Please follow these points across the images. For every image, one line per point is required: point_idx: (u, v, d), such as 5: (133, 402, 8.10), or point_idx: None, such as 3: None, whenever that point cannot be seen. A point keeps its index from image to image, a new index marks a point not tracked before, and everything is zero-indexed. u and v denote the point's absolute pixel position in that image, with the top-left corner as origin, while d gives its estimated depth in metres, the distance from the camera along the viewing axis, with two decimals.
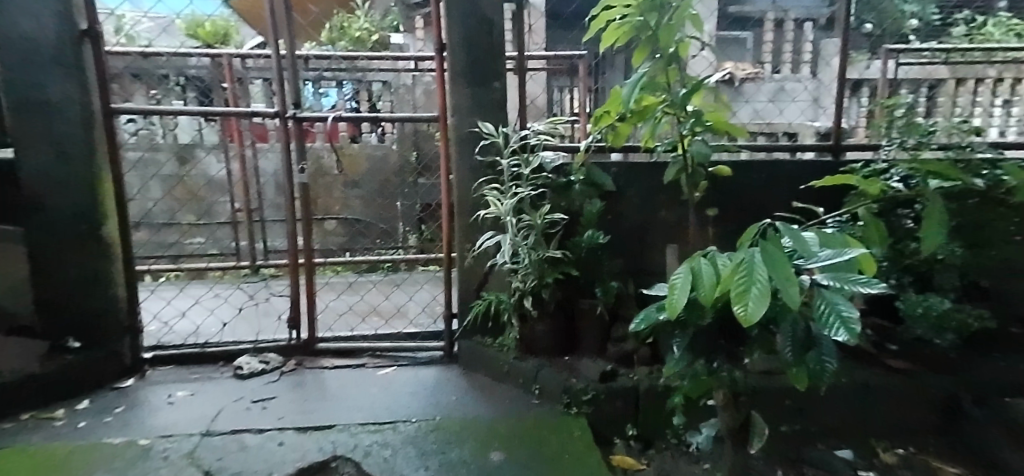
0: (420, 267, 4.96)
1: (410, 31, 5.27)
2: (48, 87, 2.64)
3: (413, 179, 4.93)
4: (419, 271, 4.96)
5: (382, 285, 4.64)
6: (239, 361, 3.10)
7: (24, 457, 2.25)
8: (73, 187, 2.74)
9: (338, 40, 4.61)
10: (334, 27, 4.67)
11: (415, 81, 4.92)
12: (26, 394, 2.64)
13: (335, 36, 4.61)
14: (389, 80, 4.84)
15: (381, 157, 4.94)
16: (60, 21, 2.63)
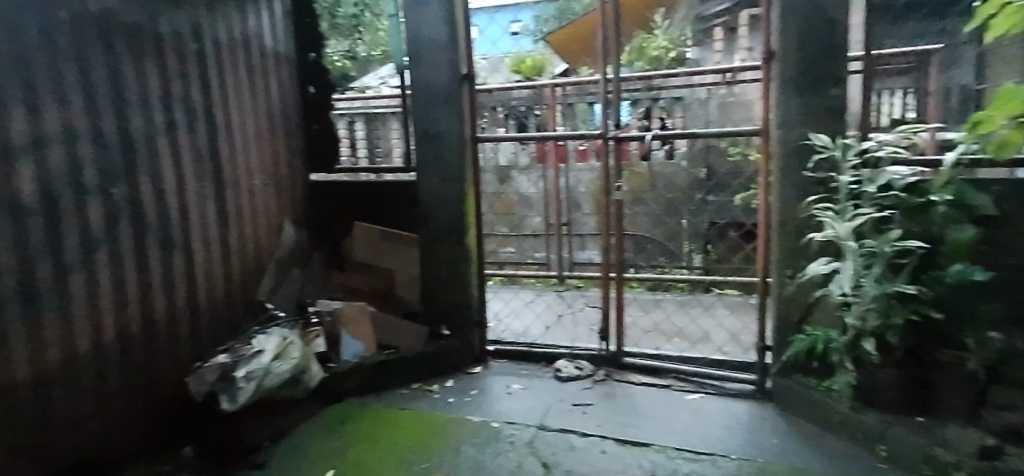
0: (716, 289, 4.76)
1: None
2: (439, 121, 3.31)
3: (705, 196, 4.81)
4: (713, 293, 4.76)
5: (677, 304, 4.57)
6: (559, 364, 3.39)
7: (413, 420, 2.82)
8: (449, 201, 3.38)
9: (636, 60, 4.78)
10: (633, 49, 4.82)
11: (710, 94, 4.73)
12: (417, 367, 3.30)
13: (633, 57, 4.80)
14: (684, 96, 4.72)
15: (671, 174, 4.88)
16: (449, 67, 3.26)
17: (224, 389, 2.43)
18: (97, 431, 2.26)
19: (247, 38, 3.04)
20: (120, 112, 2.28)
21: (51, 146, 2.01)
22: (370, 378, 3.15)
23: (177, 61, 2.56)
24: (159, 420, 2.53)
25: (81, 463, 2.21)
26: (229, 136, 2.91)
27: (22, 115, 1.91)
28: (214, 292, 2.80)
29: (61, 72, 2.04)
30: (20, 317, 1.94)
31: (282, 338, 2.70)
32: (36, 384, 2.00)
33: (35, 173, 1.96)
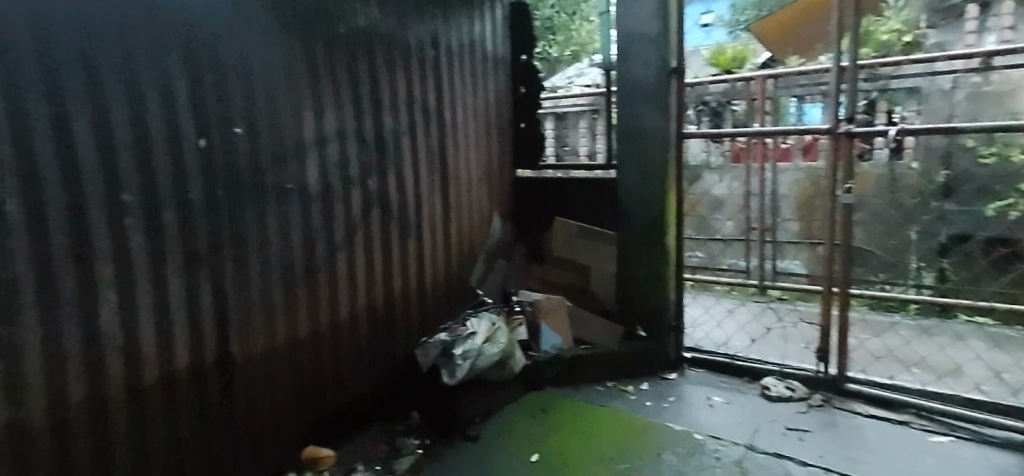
0: (958, 314, 4.05)
1: (947, 28, 4.50)
2: (646, 117, 3.23)
3: (943, 204, 4.14)
4: (954, 318, 4.06)
5: (906, 327, 3.96)
6: (766, 382, 3.12)
7: (613, 419, 2.79)
8: (652, 200, 3.28)
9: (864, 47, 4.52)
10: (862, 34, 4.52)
11: (957, 84, 4.03)
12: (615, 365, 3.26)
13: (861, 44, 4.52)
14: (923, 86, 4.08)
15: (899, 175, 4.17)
16: (659, 61, 3.16)
17: (445, 364, 2.66)
18: (352, 389, 2.58)
19: (472, 43, 3.24)
20: (376, 114, 2.57)
21: (330, 144, 2.35)
22: (568, 371, 3.18)
23: (419, 68, 2.81)
24: (395, 388, 2.81)
25: (338, 417, 2.52)
26: (456, 134, 3.14)
27: (311, 117, 2.26)
28: (437, 277, 3.05)
29: (338, 81, 2.37)
30: (306, 289, 2.29)
31: (492, 322, 2.84)
32: (312, 341, 2.35)
33: (319, 166, 2.31)
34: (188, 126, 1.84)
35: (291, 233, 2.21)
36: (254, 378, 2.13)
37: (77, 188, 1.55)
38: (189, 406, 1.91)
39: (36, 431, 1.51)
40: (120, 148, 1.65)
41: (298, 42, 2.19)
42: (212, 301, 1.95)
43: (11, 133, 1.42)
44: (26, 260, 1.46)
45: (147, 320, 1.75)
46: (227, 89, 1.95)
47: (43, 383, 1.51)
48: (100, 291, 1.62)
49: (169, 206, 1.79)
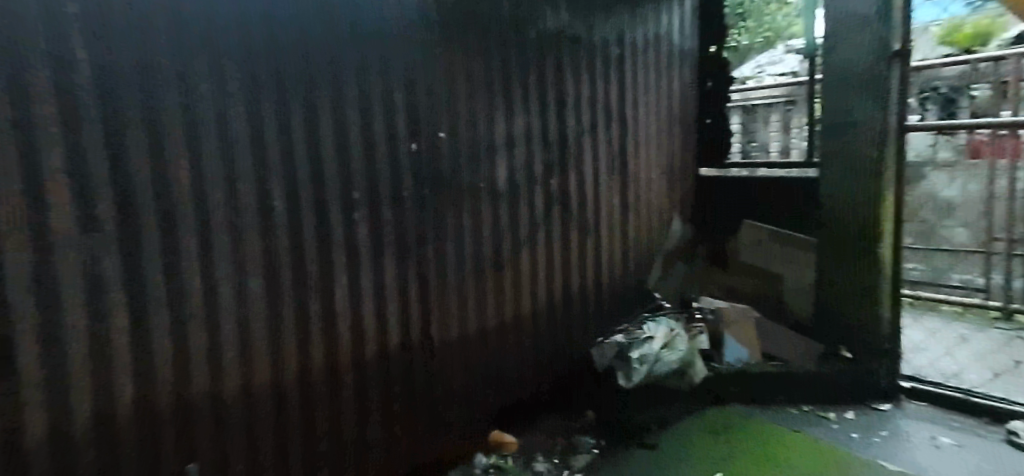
0: None
1: None
2: (859, 109, 2.85)
3: None
4: None
5: None
6: (1014, 426, 2.58)
7: (812, 448, 2.51)
8: (862, 203, 2.89)
9: None
10: None
11: None
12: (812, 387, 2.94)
13: None
14: None
15: None
16: (879, 45, 2.77)
17: (621, 366, 2.63)
18: (534, 383, 2.63)
19: (658, 38, 3.11)
20: (560, 115, 2.59)
21: (517, 145, 2.41)
22: (757, 388, 2.94)
23: (604, 67, 2.77)
24: (571, 384, 2.78)
25: (521, 408, 2.59)
26: (640, 134, 3.05)
27: (503, 121, 2.34)
28: (613, 276, 2.99)
29: (528, 82, 2.43)
30: (493, 282, 2.39)
31: (670, 329, 2.77)
32: (497, 330, 2.43)
33: (509, 167, 2.39)
34: (403, 132, 2.03)
35: (482, 229, 2.32)
36: (449, 362, 2.27)
37: (321, 186, 1.82)
38: (397, 381, 2.09)
39: (289, 388, 1.79)
40: (352, 152, 1.89)
41: (494, 47, 2.29)
42: (417, 290, 2.13)
43: (280, 141, 1.71)
44: (286, 247, 1.75)
45: (369, 305, 1.99)
46: (435, 96, 2.11)
47: (295, 350, 1.80)
48: (336, 276, 1.89)
49: (387, 203, 2.00)
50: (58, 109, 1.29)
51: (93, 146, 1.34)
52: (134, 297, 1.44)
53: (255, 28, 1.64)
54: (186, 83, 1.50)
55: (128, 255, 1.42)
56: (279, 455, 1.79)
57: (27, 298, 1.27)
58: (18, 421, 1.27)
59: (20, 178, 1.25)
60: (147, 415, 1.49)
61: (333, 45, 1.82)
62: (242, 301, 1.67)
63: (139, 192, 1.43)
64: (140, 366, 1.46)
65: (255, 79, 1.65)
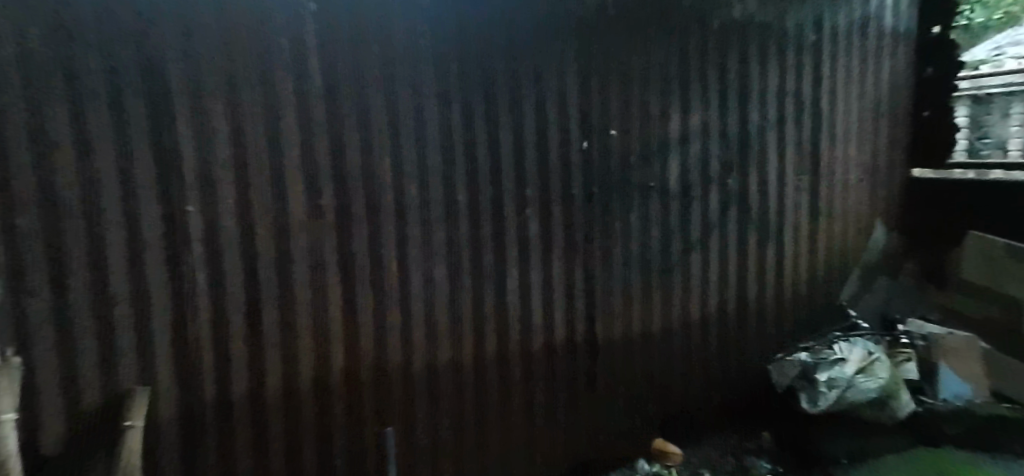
0: None
1: None
2: None
3: None
4: None
5: None
6: None
7: None
8: None
9: None
10: None
11: None
12: None
13: None
14: None
15: None
16: None
17: (805, 388, 2.30)
18: (703, 392, 2.45)
19: (864, 20, 2.70)
20: (742, 110, 2.36)
21: (693, 141, 2.24)
22: (987, 433, 2.41)
23: (796, 57, 2.48)
24: (747, 402, 2.57)
25: (687, 418, 2.42)
26: (841, 127, 2.68)
27: (678, 116, 2.20)
28: (797, 286, 2.65)
29: (706, 75, 2.25)
30: (661, 288, 2.25)
31: (868, 351, 2.35)
32: (664, 338, 2.30)
33: (682, 165, 2.23)
34: (576, 131, 2.02)
35: (650, 231, 2.19)
36: (614, 366, 2.21)
37: (497, 183, 1.93)
38: (563, 379, 2.12)
39: (466, 367, 1.96)
40: (527, 151, 1.96)
41: (672, 40, 2.16)
42: (584, 289, 2.11)
43: (465, 141, 1.87)
44: (466, 239, 1.91)
45: (536, 299, 2.03)
46: (609, 92, 2.06)
47: (471, 335, 1.96)
48: (507, 268, 1.98)
49: (557, 201, 2.02)
50: (296, 118, 1.66)
51: (319, 148, 1.69)
52: (344, 271, 1.76)
53: (447, 35, 1.82)
54: (391, 91, 1.76)
55: (342, 237, 1.75)
56: (456, 432, 1.97)
57: (270, 265, 1.68)
58: (261, 356, 1.70)
59: (269, 181, 1.66)
60: (353, 375, 1.82)
61: (515, 46, 1.91)
62: (428, 287, 1.88)
63: (353, 188, 1.74)
64: (347, 327, 1.79)
65: (446, 82, 1.83)
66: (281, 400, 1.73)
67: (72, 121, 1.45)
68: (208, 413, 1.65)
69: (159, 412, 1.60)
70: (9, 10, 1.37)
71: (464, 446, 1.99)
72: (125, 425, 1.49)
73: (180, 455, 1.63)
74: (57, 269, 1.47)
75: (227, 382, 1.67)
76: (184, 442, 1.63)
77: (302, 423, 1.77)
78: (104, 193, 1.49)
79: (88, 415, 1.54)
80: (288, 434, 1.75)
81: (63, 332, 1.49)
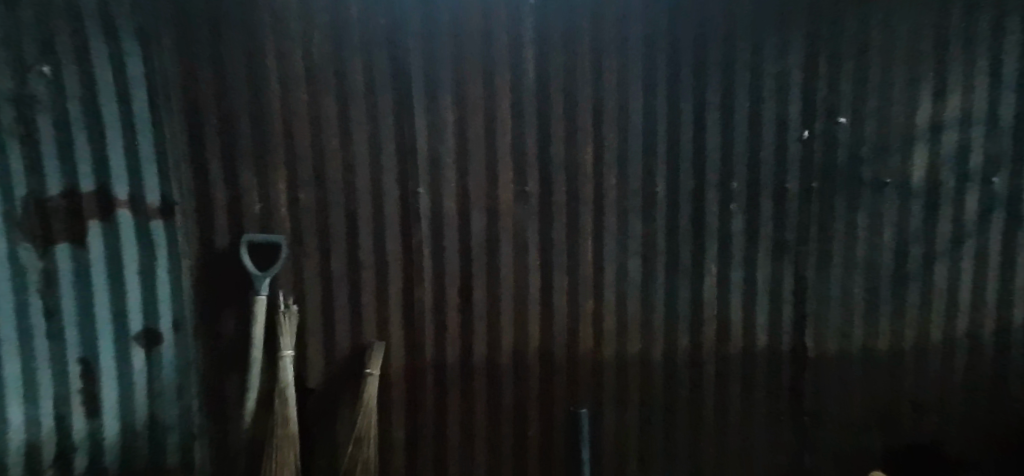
0: None
1: None
2: None
3: None
4: None
5: None
6: None
7: None
8: None
9: None
10: None
11: None
12: None
13: None
14: None
15: None
16: None
17: None
18: (957, 426, 2.03)
19: None
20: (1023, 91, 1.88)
21: (948, 131, 1.89)
22: None
23: None
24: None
25: (929, 455, 2.04)
26: None
27: (930, 99, 1.88)
28: None
29: (974, 48, 1.86)
30: (891, 299, 1.96)
31: None
32: (891, 359, 1.99)
33: (929, 158, 1.90)
34: (795, 119, 1.87)
35: (881, 233, 1.93)
36: (823, 382, 2.00)
37: (701, 174, 1.88)
38: (760, 387, 1.99)
39: (656, 359, 1.95)
40: (734, 140, 1.87)
41: (929, 9, 1.84)
42: (792, 290, 1.95)
43: (668, 131, 1.85)
44: (664, 229, 1.89)
45: (737, 297, 1.94)
46: (839, 76, 1.86)
47: (663, 327, 1.94)
48: (705, 263, 1.92)
49: (766, 194, 1.89)
50: (511, 108, 1.82)
51: (528, 137, 1.83)
52: (544, 254, 1.89)
53: (658, 20, 1.81)
54: (598, 79, 1.82)
55: (544, 220, 1.87)
56: (642, 424, 1.98)
57: (481, 243, 1.87)
58: (469, 326, 1.90)
59: (484, 165, 1.84)
60: (546, 351, 1.93)
61: (732, 27, 1.82)
62: (622, 276, 1.91)
63: (555, 176, 1.85)
64: (544, 307, 1.91)
65: (654, 69, 1.83)
66: (484, 368, 1.92)
67: (339, 114, 1.79)
68: (426, 370, 1.91)
69: (390, 363, 1.90)
70: (302, 25, 1.74)
71: (653, 438, 1.99)
72: (366, 373, 1.84)
73: (404, 403, 1.92)
74: (321, 237, 1.83)
75: (442, 345, 1.90)
76: (407, 390, 1.92)
77: (502, 391, 1.94)
78: (357, 175, 1.81)
79: (338, 360, 1.89)
80: (489, 401, 1.93)
81: (324, 287, 1.85)
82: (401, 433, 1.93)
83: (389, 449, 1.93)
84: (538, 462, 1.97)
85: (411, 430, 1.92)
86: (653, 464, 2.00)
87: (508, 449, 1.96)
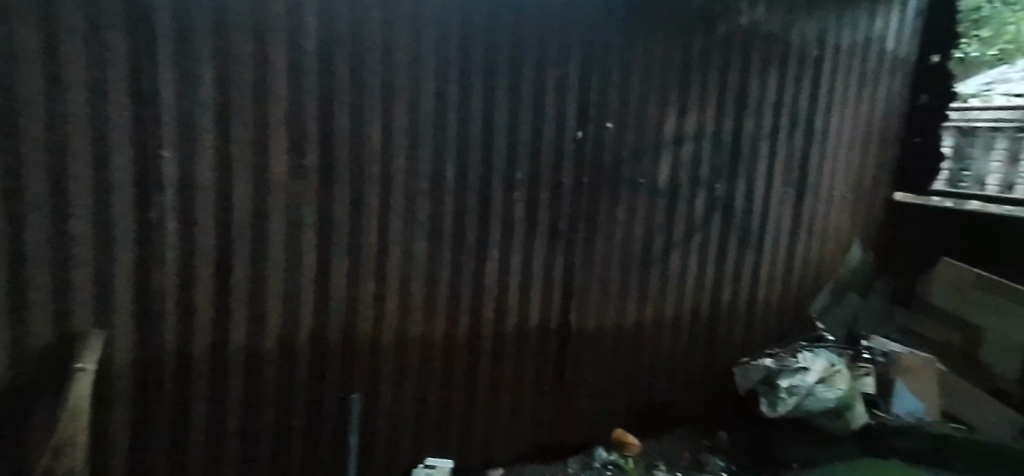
0: None
1: None
2: None
3: None
4: None
5: None
6: None
7: None
8: None
9: None
10: None
11: None
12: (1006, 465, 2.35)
13: None
14: None
15: None
16: None
17: (767, 393, 2.29)
18: (675, 386, 2.49)
19: (868, 39, 2.66)
20: (738, 117, 2.35)
21: (686, 144, 2.26)
22: (937, 452, 2.40)
23: (793, 70, 2.44)
24: (717, 400, 2.60)
25: (653, 412, 2.46)
26: (830, 144, 2.65)
27: (675, 115, 2.21)
28: (771, 291, 2.66)
29: (708, 77, 2.24)
30: (639, 283, 2.29)
31: (830, 363, 2.35)
32: (635, 333, 2.33)
33: (672, 164, 2.25)
34: (572, 120, 2.05)
35: (635, 226, 2.23)
36: (583, 354, 2.26)
37: (488, 163, 1.95)
38: (530, 361, 2.16)
39: (435, 341, 1.99)
40: (519, 133, 1.98)
41: (679, 38, 2.16)
42: (563, 275, 2.15)
43: (458, 119, 1.89)
44: (450, 215, 1.93)
45: (515, 280, 2.07)
46: (609, 85, 2.08)
47: (445, 310, 1.99)
48: (489, 249, 2.01)
49: (545, 186, 2.04)
50: (290, 76, 1.66)
51: (310, 108, 1.69)
52: (322, 234, 1.77)
53: (452, 8, 1.82)
54: (389, 57, 1.76)
55: (324, 199, 1.75)
56: (418, 404, 2.01)
57: (246, 219, 1.67)
58: (228, 312, 1.69)
59: (250, 132, 1.64)
60: (319, 337, 1.82)
61: (522, 26, 1.92)
62: (406, 259, 1.90)
63: (339, 153, 1.75)
64: (319, 291, 1.80)
65: (445, 56, 1.84)
66: (245, 356, 1.74)
67: (46, 48, 1.40)
68: (170, 361, 1.65)
69: (113, 357, 1.58)
70: None
71: (427, 417, 2.04)
72: (76, 368, 1.50)
73: (135, 402, 1.63)
74: (13, 202, 1.42)
75: (191, 333, 1.66)
76: (139, 386, 1.63)
77: (263, 378, 1.78)
78: (74, 129, 1.45)
79: (34, 354, 1.51)
80: (250, 391, 1.77)
81: (14, 268, 1.44)
82: (128, 435, 1.65)
83: (109, 452, 1.63)
84: (301, 448, 1.88)
85: (143, 429, 1.66)
86: (426, 441, 2.06)
87: (269, 438, 1.83)
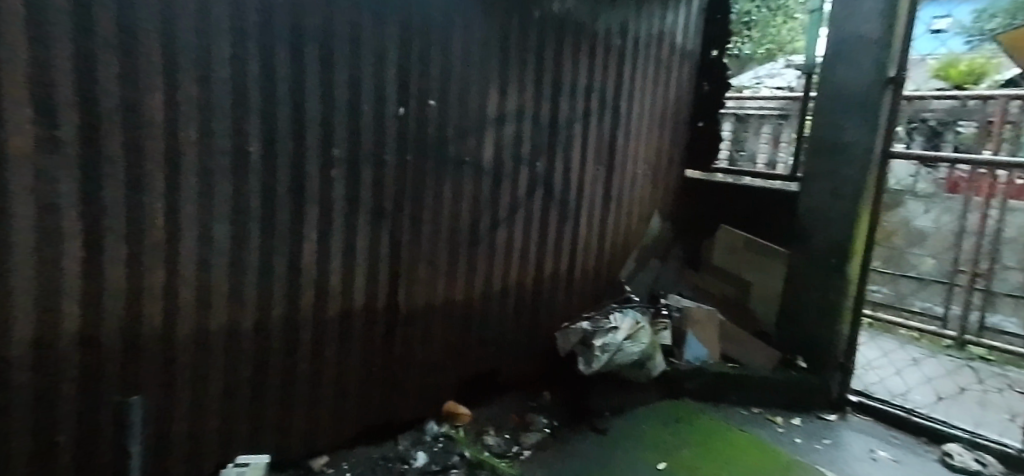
0: None
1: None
2: (847, 129, 2.79)
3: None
4: None
5: None
6: (949, 448, 2.55)
7: (729, 437, 2.52)
8: (834, 225, 2.86)
9: None
10: None
11: None
12: (764, 391, 2.86)
13: None
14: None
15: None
16: (878, 68, 2.69)
17: (583, 353, 2.54)
18: (501, 353, 2.62)
19: (662, 33, 2.99)
20: (554, 99, 2.53)
21: (508, 124, 2.38)
22: (715, 388, 2.84)
23: (601, 58, 2.67)
24: (539, 364, 2.79)
25: (481, 380, 2.58)
26: (631, 125, 2.94)
27: (497, 96, 2.31)
28: (587, 259, 2.91)
29: (526, 60, 2.37)
30: (466, 257, 2.37)
31: (636, 320, 2.63)
32: (464, 306, 2.41)
33: (495, 142, 2.35)
34: (393, 94, 2.01)
35: (461, 202, 2.29)
36: (412, 331, 2.27)
37: (301, 138, 1.82)
38: (356, 342, 2.12)
39: (244, 332, 1.81)
40: (336, 106, 1.88)
41: (498, 20, 2.24)
42: (390, 252, 2.13)
43: (263, 88, 1.71)
44: (258, 194, 1.76)
45: (337, 260, 1.99)
46: (429, 62, 2.08)
47: (255, 297, 1.82)
48: (305, 228, 1.89)
49: (366, 164, 1.99)
50: (24, 12, 1.27)
51: (60, 59, 1.34)
52: (90, 217, 1.44)
53: None
54: (169, 7, 1.49)
55: (87, 177, 1.42)
56: (225, 402, 1.82)
57: None
58: None
59: None
60: (92, 341, 1.51)
61: None
62: (205, 244, 1.67)
63: (105, 118, 1.42)
64: (88, 287, 1.47)
65: (244, 14, 1.63)
66: None
67: None
68: None
69: None
70: None
71: (238, 414, 1.87)
72: None
73: None
74: None
75: None
76: None
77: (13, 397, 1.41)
78: None
79: None
80: None
81: None
82: None
83: None
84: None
85: None
86: (237, 439, 1.89)
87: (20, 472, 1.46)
